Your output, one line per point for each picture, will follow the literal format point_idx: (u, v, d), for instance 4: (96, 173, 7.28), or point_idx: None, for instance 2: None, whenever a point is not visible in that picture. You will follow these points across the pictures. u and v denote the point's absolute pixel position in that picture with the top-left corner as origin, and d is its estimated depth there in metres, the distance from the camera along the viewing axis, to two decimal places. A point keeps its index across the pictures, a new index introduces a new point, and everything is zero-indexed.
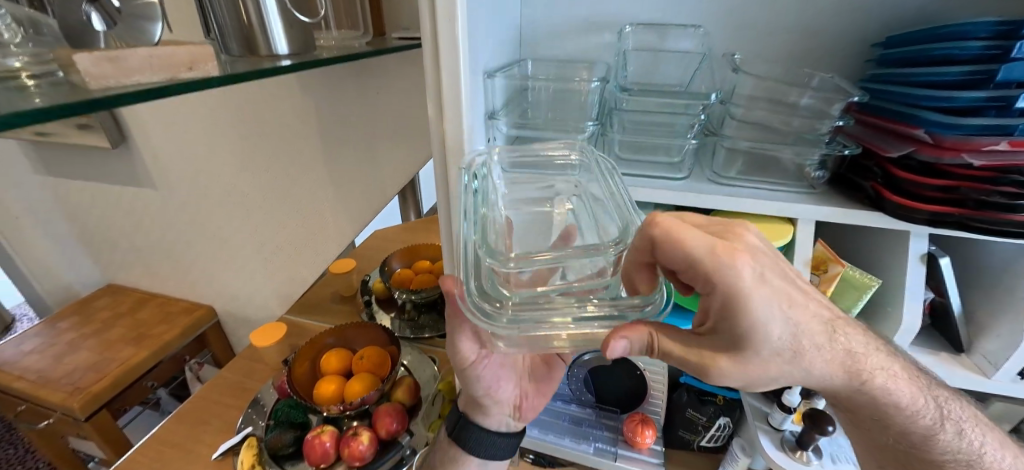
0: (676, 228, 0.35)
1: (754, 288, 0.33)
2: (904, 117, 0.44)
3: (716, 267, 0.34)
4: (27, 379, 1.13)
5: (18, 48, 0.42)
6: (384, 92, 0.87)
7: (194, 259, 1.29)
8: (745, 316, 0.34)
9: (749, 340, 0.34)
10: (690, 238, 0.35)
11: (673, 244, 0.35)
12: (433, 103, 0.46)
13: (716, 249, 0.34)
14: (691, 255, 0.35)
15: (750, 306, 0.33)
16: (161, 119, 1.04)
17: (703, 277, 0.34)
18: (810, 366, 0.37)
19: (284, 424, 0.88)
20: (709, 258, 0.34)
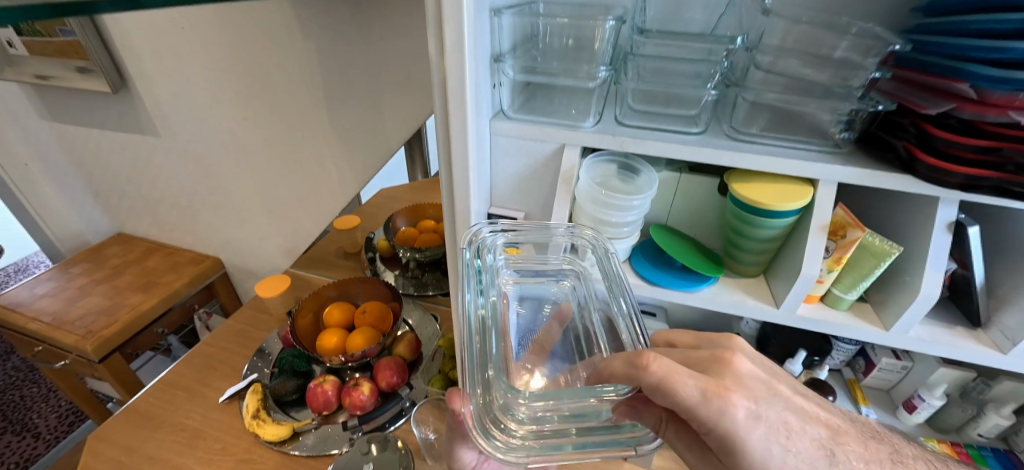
0: (671, 379, 0.34)
1: (746, 427, 0.35)
2: (944, 71, 0.40)
3: (710, 413, 0.35)
4: (42, 321, 1.17)
5: None
6: (389, 37, 0.82)
7: (199, 210, 1.28)
8: (741, 452, 0.36)
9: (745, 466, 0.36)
10: (683, 392, 0.34)
11: (662, 397, 0.35)
12: (434, 40, 0.42)
13: (708, 396, 0.34)
14: (682, 406, 0.35)
15: (743, 441, 0.35)
16: (160, 62, 1.01)
17: (697, 421, 0.35)
18: None
19: (288, 372, 0.90)
20: (705, 406, 0.34)
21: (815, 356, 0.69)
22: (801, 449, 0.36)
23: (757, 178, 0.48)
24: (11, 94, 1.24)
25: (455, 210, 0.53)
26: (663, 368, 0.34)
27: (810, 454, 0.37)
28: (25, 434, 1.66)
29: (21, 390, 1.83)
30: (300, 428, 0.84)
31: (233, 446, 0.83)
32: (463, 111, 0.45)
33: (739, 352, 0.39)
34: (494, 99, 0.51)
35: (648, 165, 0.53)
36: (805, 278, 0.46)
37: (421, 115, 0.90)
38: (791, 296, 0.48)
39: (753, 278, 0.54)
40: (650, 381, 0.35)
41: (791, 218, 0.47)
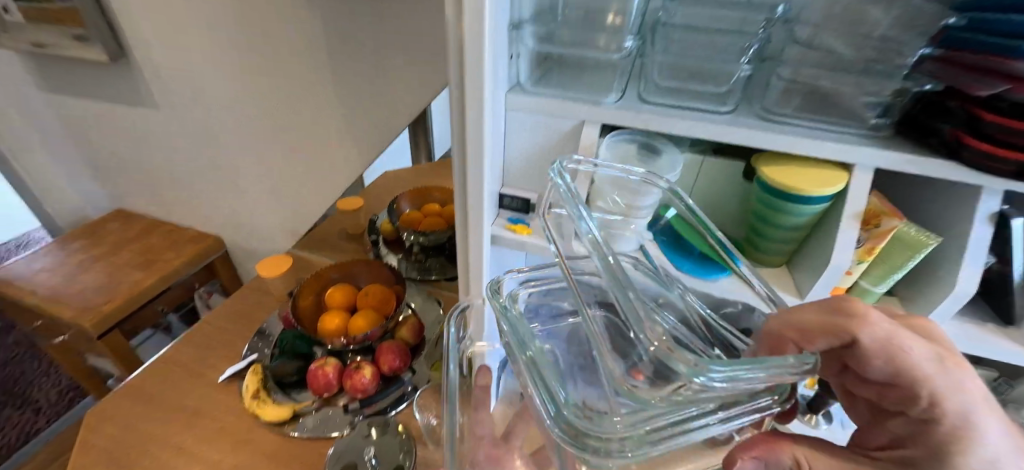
0: (898, 336, 0.29)
1: (974, 412, 0.30)
2: (995, 48, 0.36)
3: (940, 388, 0.29)
4: (40, 295, 1.16)
5: None
6: (397, 11, 0.78)
7: (200, 188, 1.26)
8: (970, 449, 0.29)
9: None
10: (914, 350, 0.29)
11: (886, 360, 0.29)
12: (451, 7, 0.39)
13: (941, 360, 0.30)
14: (911, 372, 0.29)
15: (974, 432, 0.29)
16: (161, 32, 0.97)
17: (926, 393, 0.29)
18: None
19: (289, 354, 0.88)
20: (941, 370, 0.29)
21: None
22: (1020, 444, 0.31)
23: (787, 159, 0.45)
24: (9, 63, 1.21)
25: (469, 191, 0.50)
26: (889, 322, 0.29)
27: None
28: (26, 408, 1.66)
29: (22, 364, 1.83)
30: (301, 410, 0.83)
31: (231, 426, 0.82)
32: (480, 82, 0.41)
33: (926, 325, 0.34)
34: (512, 72, 0.49)
35: (670, 145, 0.51)
36: (834, 268, 0.44)
37: (431, 94, 0.85)
38: (817, 287, 0.46)
39: (777, 269, 0.52)
40: (880, 335, 0.29)
41: (824, 204, 0.44)
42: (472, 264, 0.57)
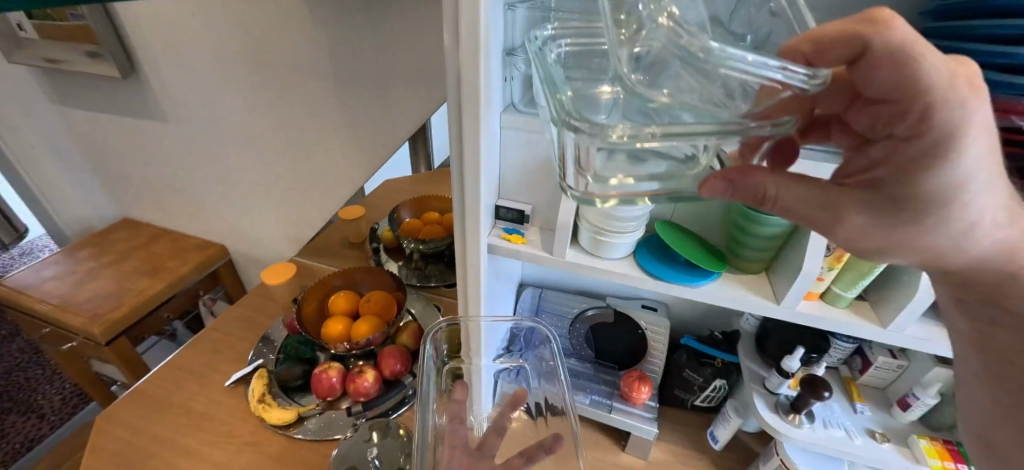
0: (913, 44, 0.29)
1: (973, 138, 0.30)
2: None
3: (942, 110, 0.29)
4: (49, 303, 1.19)
5: None
6: (399, 30, 0.81)
7: (206, 197, 1.29)
8: (944, 171, 0.31)
9: (929, 204, 0.32)
10: (928, 58, 0.29)
11: (894, 71, 0.30)
12: (450, 37, 0.42)
13: (953, 76, 0.29)
14: (913, 87, 0.30)
15: (961, 157, 0.30)
16: (171, 49, 1.01)
17: (923, 108, 0.30)
18: (971, 244, 0.36)
19: (293, 358, 0.92)
20: (948, 85, 0.29)
21: (813, 353, 0.70)
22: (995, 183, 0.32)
23: None
24: (21, 78, 1.24)
25: (466, 201, 0.53)
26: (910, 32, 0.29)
27: (996, 198, 0.33)
28: (31, 414, 1.68)
29: (26, 371, 1.85)
30: (306, 413, 0.86)
31: (237, 429, 0.84)
32: (476, 102, 0.44)
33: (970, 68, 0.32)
34: (506, 93, 0.52)
35: None
36: (805, 274, 0.48)
37: (431, 109, 0.88)
38: (791, 292, 0.49)
39: (755, 275, 0.56)
40: (891, 38, 0.29)
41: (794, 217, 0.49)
42: (469, 270, 0.60)
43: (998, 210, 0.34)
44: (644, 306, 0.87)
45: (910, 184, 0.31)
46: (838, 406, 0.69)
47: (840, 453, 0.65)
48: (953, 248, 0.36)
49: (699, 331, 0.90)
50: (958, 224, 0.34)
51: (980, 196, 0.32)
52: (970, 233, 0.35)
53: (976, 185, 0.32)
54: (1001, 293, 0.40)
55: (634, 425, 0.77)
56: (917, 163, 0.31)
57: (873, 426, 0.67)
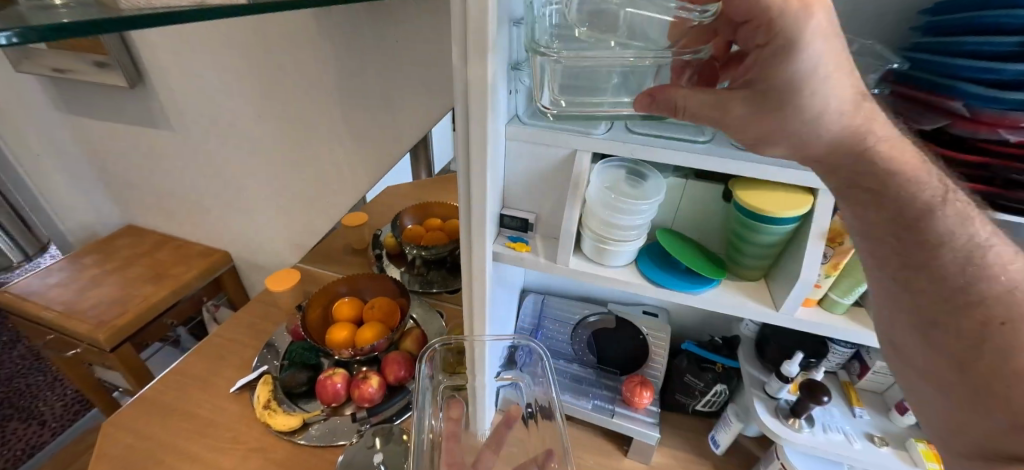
0: None
1: (815, 37, 0.36)
2: (935, 87, 0.43)
3: (790, 13, 0.35)
4: (54, 310, 1.20)
5: (65, 8, 0.31)
6: (403, 41, 0.83)
7: (211, 204, 1.30)
8: (796, 61, 0.37)
9: (781, 97, 0.39)
10: None
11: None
12: (459, 53, 0.43)
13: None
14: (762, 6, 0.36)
15: (811, 51, 0.36)
16: (178, 60, 1.02)
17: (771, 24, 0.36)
18: (828, 138, 0.41)
19: (297, 364, 0.93)
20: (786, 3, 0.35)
21: (812, 358, 0.71)
22: (846, 77, 0.38)
23: (764, 185, 0.51)
24: (28, 87, 1.25)
25: (473, 210, 0.54)
26: None
27: (845, 91, 0.39)
28: (32, 421, 1.68)
29: (27, 378, 1.85)
30: (311, 419, 0.87)
31: (242, 436, 0.85)
32: (483, 115, 0.46)
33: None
34: (512, 105, 0.54)
35: (656, 172, 0.57)
36: (803, 282, 0.49)
37: (433, 117, 0.90)
38: (790, 299, 0.51)
39: (754, 282, 0.57)
40: None
41: (793, 225, 0.50)
42: (475, 277, 0.61)
43: (844, 105, 0.40)
44: (645, 312, 0.89)
45: (766, 78, 0.38)
46: (837, 411, 0.71)
47: (840, 457, 0.66)
48: (808, 134, 0.41)
49: (700, 336, 0.91)
50: (809, 113, 0.40)
51: (833, 87, 0.38)
52: (828, 123, 0.40)
53: (827, 73, 0.37)
54: (862, 185, 0.42)
55: (637, 430, 0.78)
56: (773, 59, 0.38)
57: (871, 431, 0.68)
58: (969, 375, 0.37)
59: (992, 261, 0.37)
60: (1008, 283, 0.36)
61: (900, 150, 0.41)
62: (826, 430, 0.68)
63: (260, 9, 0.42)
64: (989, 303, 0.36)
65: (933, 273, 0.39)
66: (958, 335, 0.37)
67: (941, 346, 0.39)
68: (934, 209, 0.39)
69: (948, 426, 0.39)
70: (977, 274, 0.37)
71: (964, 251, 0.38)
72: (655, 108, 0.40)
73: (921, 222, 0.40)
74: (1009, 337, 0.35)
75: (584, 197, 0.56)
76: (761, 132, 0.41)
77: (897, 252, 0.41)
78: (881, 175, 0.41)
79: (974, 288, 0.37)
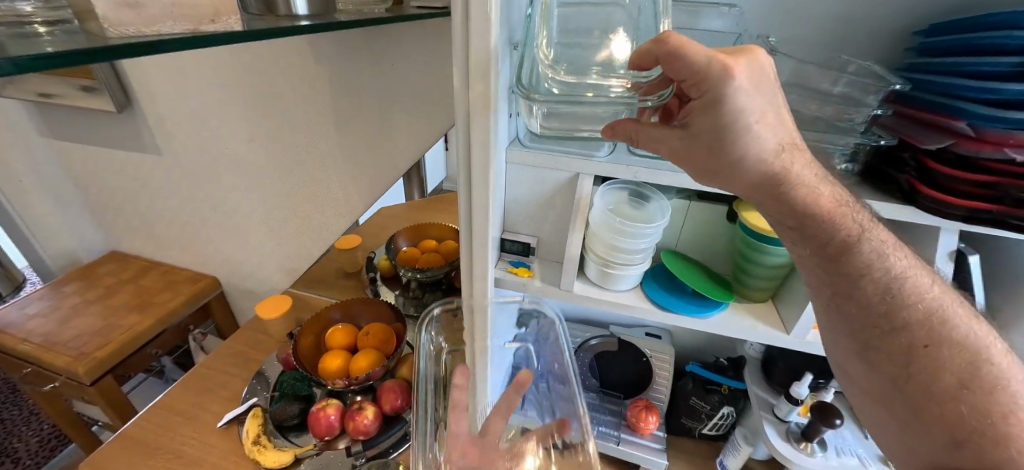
0: (685, 46, 0.36)
1: (741, 97, 0.37)
2: (937, 106, 0.43)
3: (711, 75, 0.36)
4: (31, 342, 1.14)
5: (48, 37, 0.29)
6: (400, 62, 0.84)
7: (199, 229, 1.27)
8: (723, 115, 0.38)
9: (716, 143, 0.41)
10: (696, 50, 0.36)
11: (674, 62, 0.37)
12: (461, 76, 0.42)
13: (714, 63, 0.36)
14: (691, 69, 0.37)
15: (736, 106, 0.38)
16: (167, 83, 1.00)
17: (702, 89, 0.37)
18: (748, 176, 0.43)
19: (289, 396, 0.89)
20: (712, 68, 0.36)
21: (821, 379, 0.71)
22: (773, 125, 0.40)
23: None
24: (10, 112, 1.22)
25: (474, 236, 0.52)
26: (682, 37, 0.36)
27: (770, 139, 0.40)
28: (4, 460, 1.59)
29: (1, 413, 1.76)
30: (302, 454, 0.83)
31: None
32: (486, 136, 0.45)
33: (755, 56, 0.37)
34: (513, 128, 0.53)
35: (660, 195, 0.58)
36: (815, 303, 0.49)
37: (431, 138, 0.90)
38: (800, 322, 0.52)
39: (761, 303, 0.58)
40: (665, 49, 0.37)
41: None
42: (476, 303, 0.59)
43: (771, 149, 0.41)
44: (648, 334, 0.87)
45: (701, 127, 0.40)
46: (848, 433, 0.70)
47: None
48: (737, 172, 0.43)
49: (704, 356, 0.91)
50: (739, 158, 0.42)
51: (760, 136, 0.40)
52: (754, 164, 0.42)
53: (752, 123, 0.39)
54: (786, 221, 0.45)
55: (645, 458, 0.75)
56: (699, 110, 0.39)
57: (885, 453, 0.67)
58: (908, 394, 0.40)
59: (908, 290, 0.41)
60: (924, 309, 0.41)
61: (818, 188, 0.44)
62: (838, 453, 0.67)
63: (256, 36, 0.41)
64: (910, 327, 0.40)
65: (859, 301, 0.43)
66: (892, 359, 0.41)
67: (877, 367, 0.42)
68: (852, 245, 0.43)
69: (897, 449, 0.41)
70: (897, 301, 0.42)
71: (883, 283, 0.42)
72: (617, 138, 0.43)
73: (843, 256, 0.44)
74: (931, 357, 0.39)
75: (588, 219, 0.55)
76: (699, 169, 0.43)
77: (830, 283, 0.45)
78: (801, 215, 0.44)
79: (896, 315, 0.41)
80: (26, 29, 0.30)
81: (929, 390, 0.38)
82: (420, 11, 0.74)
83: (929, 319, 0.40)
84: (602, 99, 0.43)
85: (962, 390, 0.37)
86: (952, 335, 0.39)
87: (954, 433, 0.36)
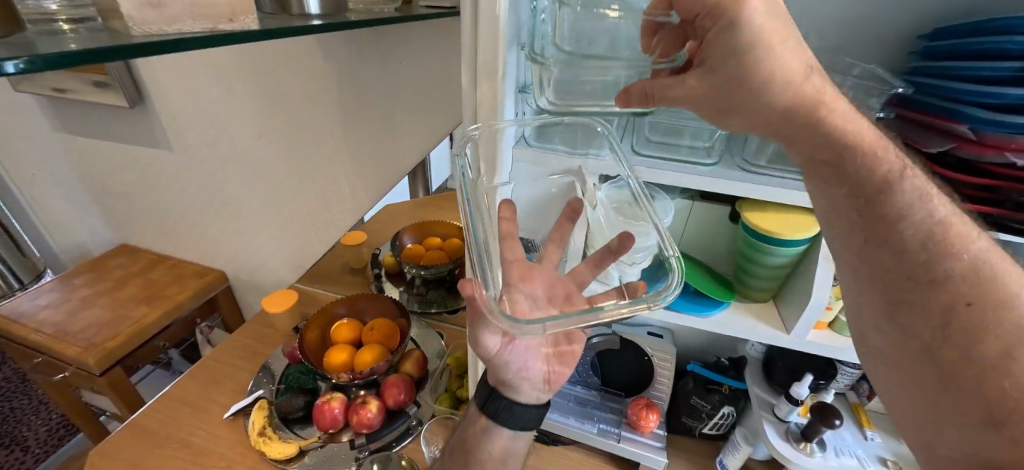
0: None
1: (755, 19, 0.32)
2: (939, 110, 0.44)
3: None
4: (43, 332, 1.17)
5: (72, 36, 0.31)
6: (406, 60, 0.85)
7: (207, 223, 1.29)
8: (741, 38, 0.33)
9: (744, 74, 0.34)
10: None
11: None
12: (469, 77, 0.45)
13: None
14: None
15: (754, 29, 0.32)
16: (178, 79, 1.02)
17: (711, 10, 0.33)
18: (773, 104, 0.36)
19: (294, 389, 0.91)
20: None
21: (822, 379, 0.72)
22: (793, 48, 0.34)
23: (766, 205, 0.52)
24: (23, 106, 1.24)
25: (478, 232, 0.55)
26: None
27: (794, 62, 0.34)
28: (15, 447, 1.62)
29: (11, 402, 1.79)
30: (307, 446, 0.84)
31: (239, 463, 0.82)
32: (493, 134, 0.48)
33: None
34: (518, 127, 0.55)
35: (665, 195, 0.58)
36: (814, 303, 0.50)
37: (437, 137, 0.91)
38: (801, 322, 0.52)
39: (763, 303, 0.59)
40: None
41: (800, 248, 0.51)
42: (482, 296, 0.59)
43: (794, 76, 0.34)
44: (650, 333, 0.89)
45: (714, 57, 0.35)
46: (848, 435, 0.71)
47: None
48: (759, 103, 0.36)
49: (705, 356, 0.92)
50: (765, 93, 0.35)
51: (782, 60, 0.34)
52: (780, 92, 0.35)
53: (772, 44, 0.33)
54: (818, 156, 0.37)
55: (644, 456, 0.75)
56: (713, 41, 0.34)
57: (884, 454, 0.68)
58: (945, 362, 0.31)
59: (956, 236, 0.31)
60: (969, 261, 0.30)
61: (853, 122, 0.36)
62: (837, 454, 0.68)
63: (270, 35, 0.42)
64: (952, 284, 0.30)
65: (896, 251, 0.33)
66: (925, 319, 0.32)
67: (906, 331, 0.33)
68: (891, 182, 0.33)
69: (917, 422, 0.33)
70: (942, 248, 0.31)
71: (927, 226, 0.32)
72: (633, 103, 0.39)
73: (878, 196, 0.34)
74: (973, 321, 0.29)
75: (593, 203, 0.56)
76: (721, 106, 0.37)
77: (859, 228, 0.36)
78: (838, 146, 0.36)
79: (936, 268, 0.31)
80: (53, 27, 0.31)
81: (963, 359, 0.30)
82: (428, 11, 0.75)
83: (973, 272, 0.30)
84: (609, 66, 0.48)
85: (1009, 359, 0.28)
86: (1004, 294, 0.29)
87: (994, 403, 0.28)
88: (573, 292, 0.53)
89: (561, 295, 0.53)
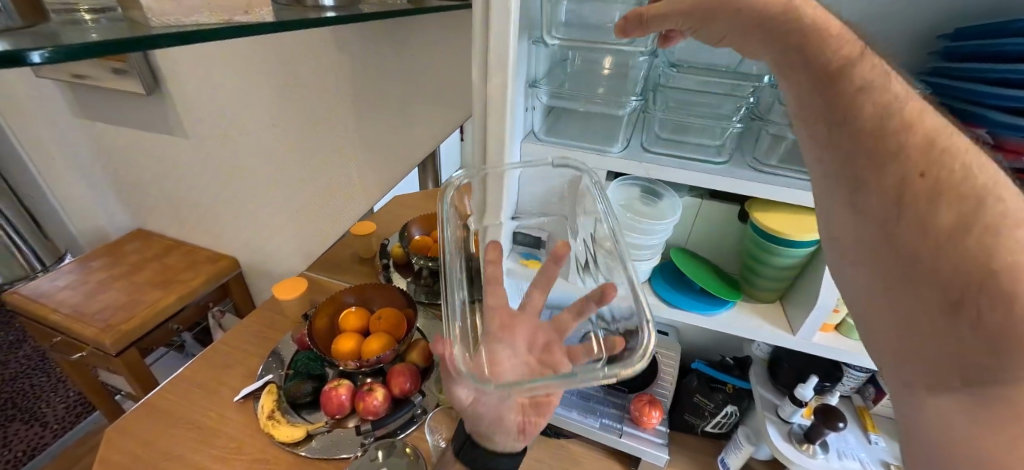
0: None
1: None
2: (959, 111, 0.43)
3: None
4: (62, 312, 1.20)
5: (94, 27, 0.32)
6: (419, 51, 0.85)
7: (220, 210, 1.31)
8: None
9: None
10: None
11: None
12: (480, 68, 0.46)
13: None
14: None
15: None
16: (194, 67, 1.03)
17: None
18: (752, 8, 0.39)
19: (303, 374, 0.92)
20: None
21: (827, 382, 0.72)
22: None
23: (776, 207, 0.52)
24: (44, 92, 1.26)
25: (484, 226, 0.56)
26: None
27: None
28: (34, 423, 1.68)
29: (30, 379, 1.84)
30: (314, 430, 0.86)
31: (248, 444, 0.85)
32: (501, 126, 0.49)
33: None
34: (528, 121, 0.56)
35: (672, 192, 0.58)
36: (821, 304, 0.50)
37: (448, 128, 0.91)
38: (808, 322, 0.52)
39: (769, 303, 0.58)
40: None
41: (808, 250, 0.51)
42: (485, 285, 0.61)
43: None
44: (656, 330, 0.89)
45: None
46: (851, 438, 0.71)
47: None
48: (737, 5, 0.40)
49: (710, 355, 0.92)
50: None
51: None
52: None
53: None
54: (789, 54, 0.38)
55: (645, 450, 0.75)
56: None
57: (888, 458, 0.68)
58: (907, 249, 0.30)
59: (911, 113, 0.32)
60: (923, 134, 0.30)
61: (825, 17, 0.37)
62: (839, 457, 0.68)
63: (285, 26, 0.42)
64: (904, 153, 0.31)
65: (855, 131, 0.34)
66: (877, 201, 0.32)
67: (865, 213, 0.33)
68: (852, 67, 0.35)
69: (908, 389, 0.30)
70: (899, 123, 0.32)
71: (886, 105, 0.33)
72: (631, 29, 0.43)
73: (840, 80, 0.35)
74: (928, 186, 0.29)
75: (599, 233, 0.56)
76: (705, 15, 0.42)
77: (824, 120, 0.36)
78: (811, 39, 0.36)
79: (891, 144, 0.31)
80: (75, 18, 0.32)
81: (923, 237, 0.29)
82: (442, 3, 0.74)
83: (927, 143, 0.30)
84: None
85: (958, 230, 0.27)
86: (958, 161, 0.29)
87: (951, 290, 0.27)
88: (554, 341, 0.52)
89: (540, 345, 0.52)
